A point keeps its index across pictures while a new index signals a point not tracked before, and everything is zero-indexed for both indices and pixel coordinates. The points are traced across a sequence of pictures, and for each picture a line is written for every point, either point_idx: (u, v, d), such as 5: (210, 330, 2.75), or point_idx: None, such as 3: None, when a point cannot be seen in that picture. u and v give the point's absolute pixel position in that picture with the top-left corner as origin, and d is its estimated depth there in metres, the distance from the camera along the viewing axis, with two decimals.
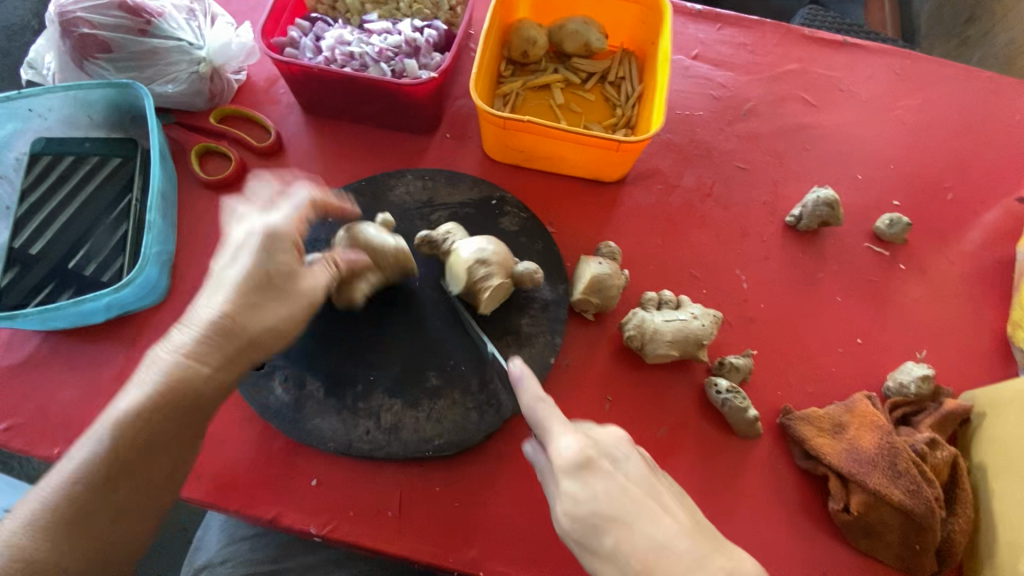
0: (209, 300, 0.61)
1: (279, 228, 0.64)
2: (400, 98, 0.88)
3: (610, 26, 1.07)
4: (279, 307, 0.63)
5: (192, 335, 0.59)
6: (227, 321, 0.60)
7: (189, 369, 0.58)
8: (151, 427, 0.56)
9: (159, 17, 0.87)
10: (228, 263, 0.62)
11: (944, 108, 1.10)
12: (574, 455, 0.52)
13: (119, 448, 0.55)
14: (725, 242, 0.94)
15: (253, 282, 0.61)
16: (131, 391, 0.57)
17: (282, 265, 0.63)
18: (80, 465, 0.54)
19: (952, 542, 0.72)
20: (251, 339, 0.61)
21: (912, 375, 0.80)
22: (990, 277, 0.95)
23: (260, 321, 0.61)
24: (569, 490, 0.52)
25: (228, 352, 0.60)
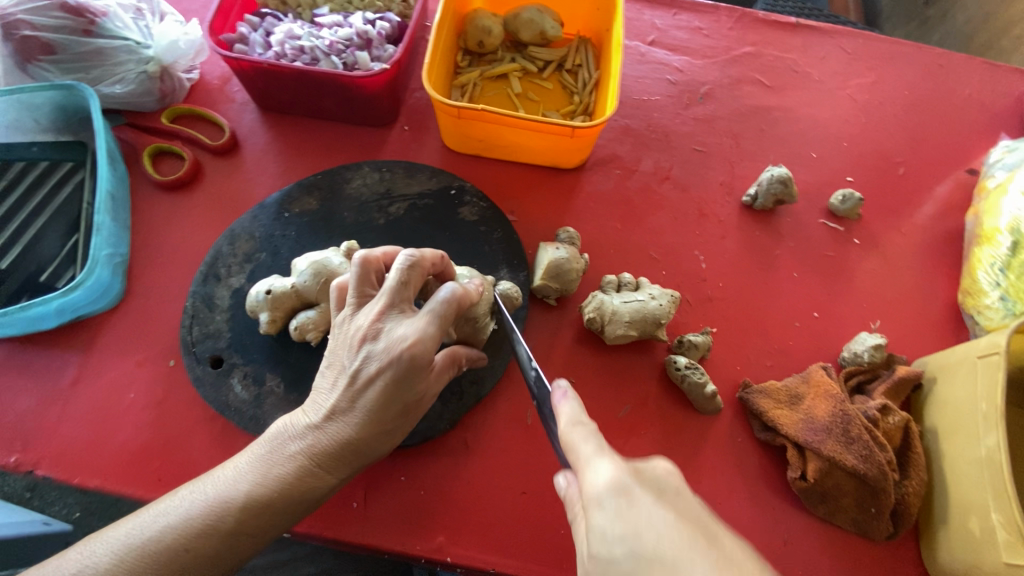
0: (345, 410, 0.58)
1: (422, 354, 0.56)
2: (353, 91, 0.87)
3: (565, 15, 1.07)
4: (402, 429, 0.61)
5: (328, 441, 0.59)
6: (362, 443, 0.59)
7: (321, 478, 0.59)
8: (261, 517, 0.57)
9: (103, 17, 0.85)
10: (366, 380, 0.57)
11: (897, 86, 1.13)
12: (607, 481, 0.45)
13: (231, 530, 0.56)
14: (684, 224, 0.95)
15: (388, 410, 0.58)
16: (266, 477, 0.58)
17: (420, 391, 0.59)
18: (181, 552, 0.54)
19: (907, 503, 0.74)
20: (364, 455, 0.60)
21: (865, 345, 0.83)
22: (942, 247, 0.98)
23: (382, 443, 0.61)
24: (600, 522, 0.44)
25: (346, 466, 0.60)
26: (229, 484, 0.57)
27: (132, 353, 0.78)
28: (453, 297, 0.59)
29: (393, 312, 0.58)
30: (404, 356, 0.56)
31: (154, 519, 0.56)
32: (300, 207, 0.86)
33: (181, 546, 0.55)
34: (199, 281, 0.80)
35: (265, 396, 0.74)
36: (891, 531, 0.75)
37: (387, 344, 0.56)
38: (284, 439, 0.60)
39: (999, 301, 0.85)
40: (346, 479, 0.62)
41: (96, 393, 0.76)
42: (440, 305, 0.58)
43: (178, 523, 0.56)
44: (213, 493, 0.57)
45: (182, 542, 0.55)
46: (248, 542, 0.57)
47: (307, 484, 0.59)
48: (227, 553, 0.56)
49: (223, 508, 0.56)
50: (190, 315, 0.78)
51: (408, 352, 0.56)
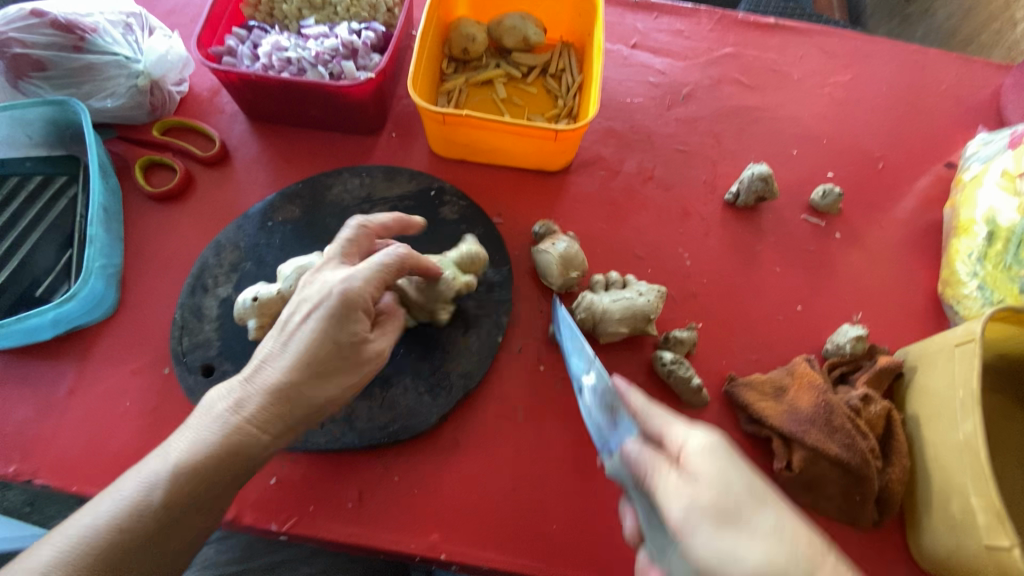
0: (279, 355, 0.61)
1: (352, 293, 0.62)
2: (340, 100, 0.89)
3: (547, 20, 1.09)
4: (338, 375, 0.63)
5: (261, 389, 0.60)
6: (298, 387, 0.60)
7: (254, 430, 0.59)
8: (201, 474, 0.56)
9: (93, 33, 0.87)
10: (300, 322, 0.62)
11: (875, 83, 1.15)
12: (709, 434, 0.54)
13: (165, 499, 0.54)
14: (668, 223, 0.97)
15: (323, 351, 0.61)
16: (200, 437, 0.57)
17: (353, 331, 0.63)
18: (117, 522, 0.52)
19: (891, 490, 0.75)
20: (303, 403, 0.61)
21: (847, 336, 0.84)
22: (923, 239, 1.00)
23: (320, 390, 0.62)
24: (707, 463, 0.52)
25: (285, 415, 0.60)
26: (166, 453, 0.56)
27: (127, 362, 0.79)
28: (387, 249, 0.66)
29: (330, 266, 0.66)
30: (333, 294, 0.61)
31: (88, 505, 0.53)
32: (283, 215, 0.88)
33: (115, 526, 0.52)
34: (187, 292, 0.81)
35: None
36: (877, 518, 0.76)
37: (320, 290, 0.63)
38: (216, 401, 0.60)
39: (977, 291, 0.88)
40: (284, 437, 0.61)
41: (93, 402, 0.77)
42: (378, 257, 0.65)
43: (114, 502, 0.53)
44: (149, 463, 0.56)
45: (116, 518, 0.52)
46: (188, 511, 0.55)
47: (242, 438, 0.58)
48: (167, 522, 0.54)
49: (157, 477, 0.54)
50: (179, 327, 0.79)
51: (337, 290, 0.62)
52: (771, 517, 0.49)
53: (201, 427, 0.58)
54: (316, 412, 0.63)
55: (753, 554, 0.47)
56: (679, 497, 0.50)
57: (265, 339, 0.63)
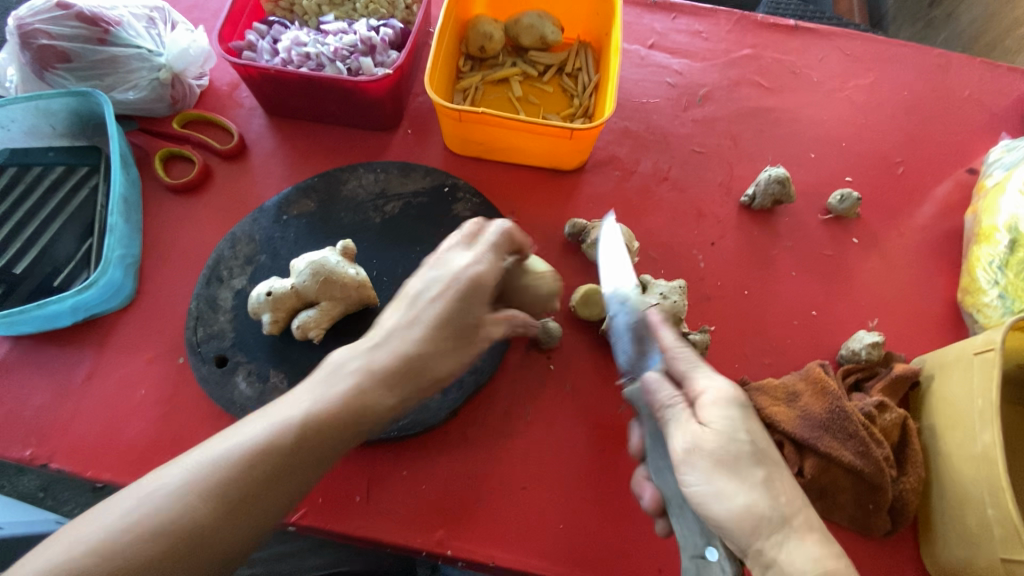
0: (406, 328, 0.61)
1: (478, 277, 0.63)
2: (357, 96, 0.89)
3: (565, 19, 1.09)
4: (461, 347, 0.63)
5: (389, 354, 0.59)
6: (420, 357, 0.60)
7: (381, 396, 0.57)
8: (324, 434, 0.54)
9: (117, 26, 0.88)
10: (433, 293, 0.62)
11: (897, 87, 1.14)
12: (728, 393, 0.60)
13: (290, 452, 0.53)
14: (682, 224, 0.97)
15: (448, 328, 0.61)
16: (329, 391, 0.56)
17: (478, 313, 0.64)
18: (242, 464, 0.51)
19: (904, 499, 0.74)
20: (425, 377, 0.60)
21: (863, 342, 0.83)
22: (940, 245, 0.99)
23: (441, 363, 0.61)
24: (718, 417, 0.58)
25: (409, 384, 0.59)
26: (291, 402, 0.55)
27: (143, 351, 0.81)
28: (506, 228, 0.69)
29: (465, 243, 0.67)
30: (475, 267, 0.64)
31: (205, 442, 0.52)
32: (298, 209, 0.89)
33: (235, 466, 0.51)
34: (202, 283, 0.82)
35: (268, 391, 0.76)
36: (889, 528, 0.76)
37: (458, 264, 0.65)
38: (341, 361, 0.59)
39: (998, 299, 0.86)
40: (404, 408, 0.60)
41: (108, 390, 0.78)
42: (496, 236, 0.68)
43: (240, 444, 0.52)
44: (274, 416, 0.54)
45: (245, 461, 0.51)
46: (308, 466, 0.53)
47: (364, 403, 0.57)
48: (290, 474, 0.53)
49: (281, 423, 0.53)
50: (194, 317, 0.80)
51: (472, 272, 0.63)
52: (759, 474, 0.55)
53: (327, 387, 0.57)
54: (434, 384, 0.61)
55: (740, 501, 0.54)
56: (683, 446, 0.57)
57: (386, 310, 0.63)
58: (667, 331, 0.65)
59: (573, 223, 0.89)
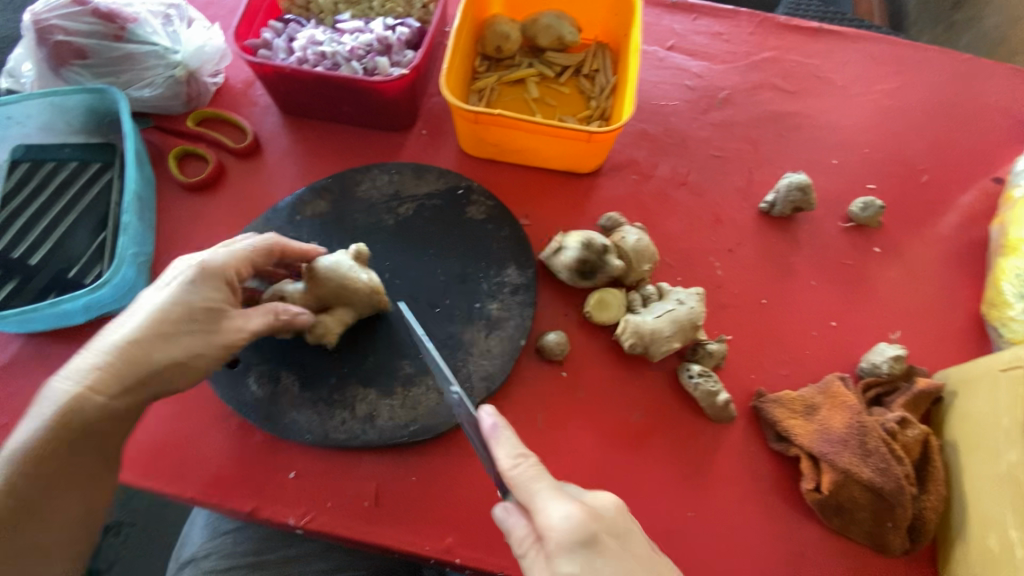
0: (128, 318, 0.61)
1: (207, 267, 0.64)
2: (372, 96, 0.88)
3: (583, 20, 1.07)
4: (190, 341, 0.62)
5: (139, 333, 0.59)
6: (137, 349, 0.59)
7: (100, 390, 0.57)
8: (106, 411, 0.57)
9: (133, 23, 0.87)
10: (157, 292, 0.63)
11: (921, 92, 1.11)
12: (573, 529, 0.51)
13: (73, 430, 0.56)
14: (700, 230, 0.95)
15: (169, 317, 0.61)
16: (40, 404, 0.57)
17: (199, 305, 0.62)
18: (43, 440, 0.55)
19: (925, 518, 0.73)
20: (156, 368, 0.60)
21: (884, 355, 0.81)
22: (965, 256, 0.96)
23: (168, 353, 0.60)
24: (567, 566, 0.50)
25: (140, 374, 0.59)
26: (20, 428, 0.56)
27: None
28: (264, 243, 0.70)
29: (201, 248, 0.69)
30: (192, 265, 0.64)
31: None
32: (312, 210, 0.88)
33: (11, 488, 0.54)
34: None
35: (280, 394, 0.75)
36: (909, 547, 0.73)
37: (178, 266, 0.65)
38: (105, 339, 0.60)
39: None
40: (136, 396, 0.59)
41: None
42: (251, 245, 0.69)
43: (37, 425, 0.56)
44: (65, 394, 0.57)
45: (43, 440, 0.55)
46: (71, 443, 0.56)
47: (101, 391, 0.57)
48: (61, 452, 0.56)
49: (25, 447, 0.55)
50: None
51: (200, 262, 0.64)
52: None
53: (106, 364, 0.58)
54: (173, 386, 0.62)
55: None
56: None
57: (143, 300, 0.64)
58: (499, 447, 0.56)
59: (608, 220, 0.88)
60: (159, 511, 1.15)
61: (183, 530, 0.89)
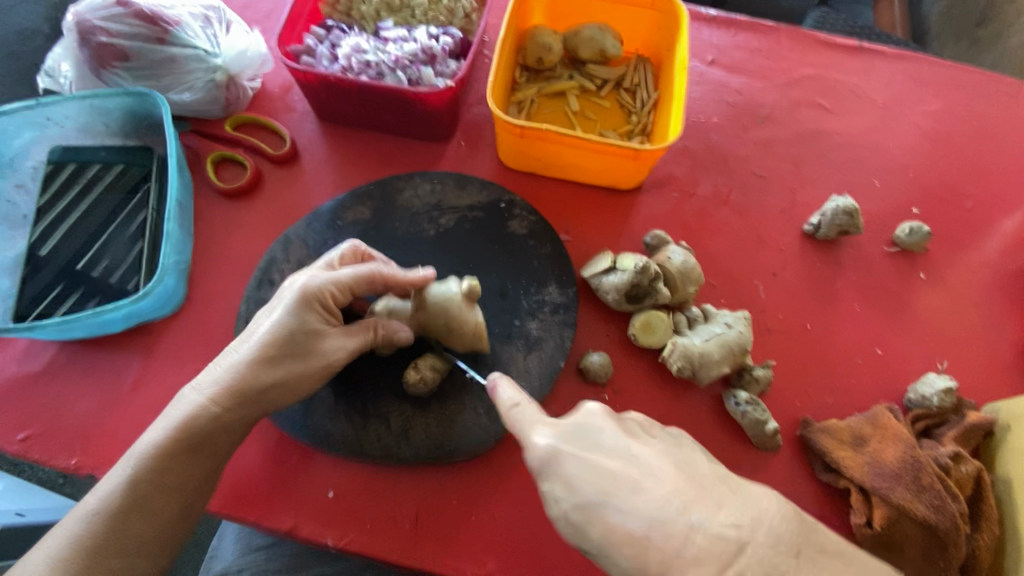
0: (241, 342, 0.64)
1: (311, 292, 0.64)
2: (415, 107, 0.87)
3: (625, 33, 1.06)
4: (292, 367, 0.63)
5: (252, 356, 0.62)
6: (250, 372, 0.62)
7: (216, 409, 0.61)
8: (222, 426, 0.62)
9: (176, 26, 0.86)
10: (267, 316, 0.64)
11: (963, 114, 1.09)
12: (543, 453, 0.52)
13: (191, 446, 0.60)
14: (741, 250, 0.93)
15: (277, 342, 0.62)
16: (170, 410, 0.61)
17: (304, 331, 0.63)
18: (158, 454, 0.59)
19: (977, 557, 0.71)
20: (267, 391, 0.63)
21: (934, 387, 0.79)
22: (1010, 284, 0.94)
23: (273, 376, 0.63)
24: (555, 489, 0.51)
25: (250, 395, 0.62)
26: (146, 436, 0.60)
27: (191, 360, 0.79)
28: (365, 271, 0.68)
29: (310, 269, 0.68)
30: (296, 289, 0.64)
31: (119, 463, 0.59)
32: (352, 216, 0.87)
33: (131, 486, 0.57)
34: (253, 286, 0.81)
35: (317, 407, 0.74)
36: None
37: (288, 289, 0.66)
38: (221, 358, 0.64)
39: None
40: (248, 413, 0.63)
41: (156, 399, 0.77)
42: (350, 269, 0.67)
43: (158, 437, 0.59)
44: (183, 410, 0.61)
45: (161, 452, 0.59)
46: (188, 457, 0.60)
47: (212, 412, 0.61)
48: (175, 464, 0.59)
49: (151, 450, 0.59)
50: (244, 321, 0.79)
51: (302, 286, 0.64)
52: (624, 521, 0.47)
53: (218, 383, 0.61)
54: (277, 406, 0.65)
55: (624, 553, 0.48)
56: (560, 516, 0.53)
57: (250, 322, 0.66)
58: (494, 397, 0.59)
59: (653, 238, 0.86)
60: None
61: (212, 542, 0.87)
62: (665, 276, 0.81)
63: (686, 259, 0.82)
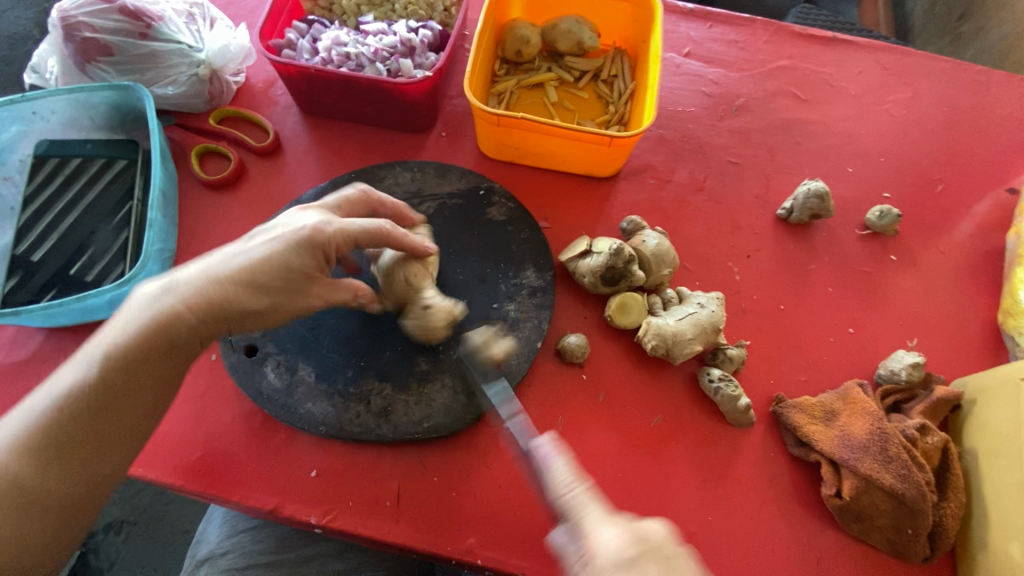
0: (230, 256, 0.60)
1: (317, 233, 0.62)
2: (395, 98, 0.89)
3: (602, 26, 1.08)
4: (276, 297, 0.62)
5: (239, 273, 0.59)
6: (233, 292, 0.59)
7: (185, 318, 0.57)
8: (182, 339, 0.58)
9: (159, 21, 0.88)
10: (262, 241, 0.61)
11: (935, 102, 1.12)
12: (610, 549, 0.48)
13: (146, 351, 0.56)
14: (716, 236, 0.95)
15: (270, 271, 0.60)
16: (140, 307, 0.57)
17: (297, 268, 0.62)
18: (115, 349, 0.55)
19: (945, 525, 0.73)
20: (241, 313, 0.60)
21: (902, 362, 0.82)
22: (980, 265, 0.97)
23: (257, 301, 0.61)
24: None
25: (223, 317, 0.59)
26: (112, 327, 0.56)
27: None
28: (373, 224, 0.67)
29: (323, 210, 0.67)
30: (304, 230, 0.62)
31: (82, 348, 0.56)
32: None
33: (98, 372, 0.54)
34: None
35: (298, 385, 0.76)
36: (928, 554, 0.73)
37: (296, 221, 0.64)
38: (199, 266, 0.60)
39: None
40: (214, 331, 0.60)
41: None
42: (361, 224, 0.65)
43: (122, 331, 0.56)
44: (154, 306, 0.57)
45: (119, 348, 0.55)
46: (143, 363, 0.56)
47: (175, 326, 0.57)
48: (131, 369, 0.56)
49: (119, 343, 0.55)
50: None
51: (312, 227, 0.62)
52: None
53: (193, 289, 0.58)
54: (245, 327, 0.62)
55: None
56: None
57: (240, 240, 0.63)
58: (551, 467, 0.55)
59: (629, 223, 0.88)
60: (165, 509, 1.17)
61: (198, 528, 0.89)
62: (640, 260, 0.83)
63: (661, 242, 0.84)
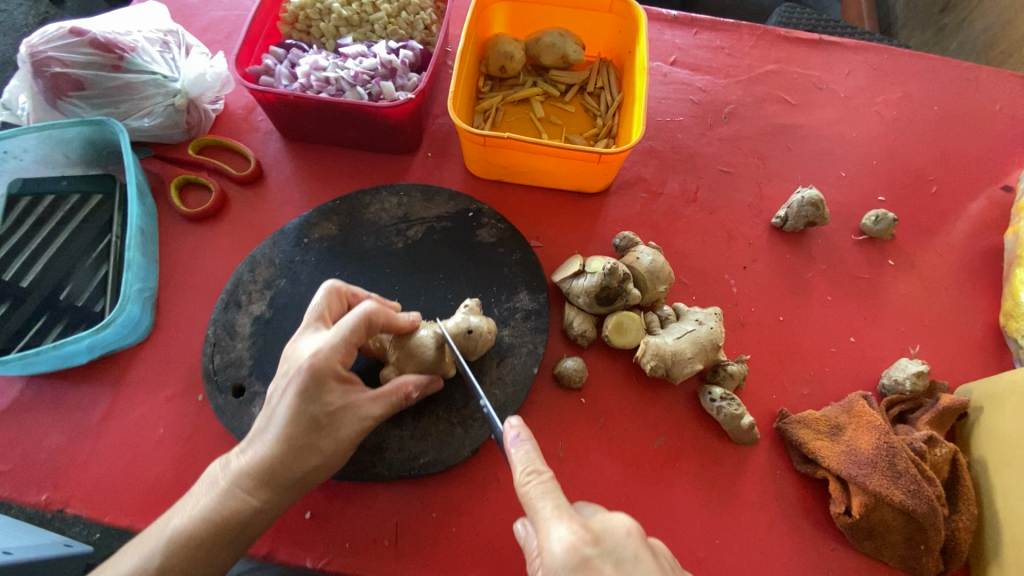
0: (263, 428, 0.61)
1: (319, 366, 0.59)
2: (377, 122, 0.87)
3: (586, 38, 1.07)
4: (320, 450, 0.60)
5: (274, 438, 0.59)
6: (275, 457, 0.59)
7: (242, 499, 0.59)
8: (242, 513, 0.59)
9: (131, 52, 0.86)
10: (280, 395, 0.61)
11: (925, 100, 1.11)
12: (564, 551, 0.49)
13: (209, 531, 0.58)
14: (711, 247, 0.94)
15: (297, 425, 0.59)
16: (199, 495, 0.60)
17: (320, 411, 0.59)
18: (178, 539, 0.57)
19: (958, 539, 0.71)
20: (291, 473, 0.60)
21: (907, 371, 0.80)
22: (978, 266, 0.95)
23: (301, 460, 0.60)
24: None
25: (274, 480, 0.59)
26: (174, 517, 0.59)
27: (161, 387, 0.78)
28: (359, 314, 0.62)
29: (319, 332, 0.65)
30: (302, 368, 0.59)
31: (146, 537, 0.58)
32: (320, 232, 0.86)
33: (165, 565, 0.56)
34: (220, 308, 0.80)
35: None
36: (942, 569, 0.72)
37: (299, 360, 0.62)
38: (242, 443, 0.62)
39: None
40: (276, 500, 0.60)
41: (127, 429, 0.76)
42: (350, 319, 0.62)
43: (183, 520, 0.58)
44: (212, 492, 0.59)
45: (184, 538, 0.57)
46: (211, 545, 0.58)
47: (233, 506, 0.59)
48: (199, 555, 0.57)
49: (183, 534, 0.57)
50: (212, 343, 0.78)
51: (309, 361, 0.59)
52: None
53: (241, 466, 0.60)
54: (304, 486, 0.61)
55: None
56: None
57: (266, 403, 0.63)
58: (512, 454, 0.56)
59: (623, 239, 0.86)
60: None
61: None
62: (634, 277, 0.81)
63: (655, 257, 0.82)
